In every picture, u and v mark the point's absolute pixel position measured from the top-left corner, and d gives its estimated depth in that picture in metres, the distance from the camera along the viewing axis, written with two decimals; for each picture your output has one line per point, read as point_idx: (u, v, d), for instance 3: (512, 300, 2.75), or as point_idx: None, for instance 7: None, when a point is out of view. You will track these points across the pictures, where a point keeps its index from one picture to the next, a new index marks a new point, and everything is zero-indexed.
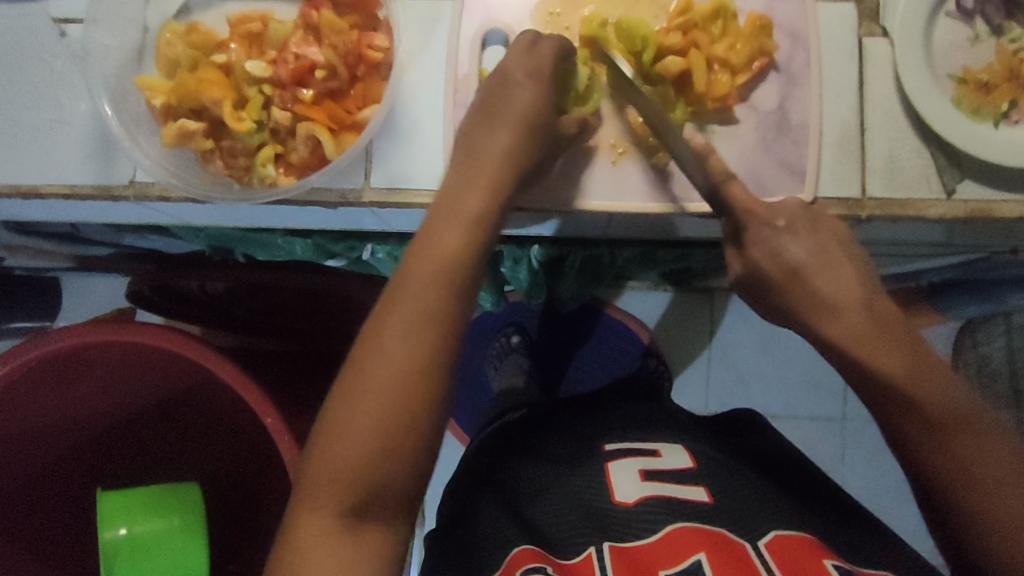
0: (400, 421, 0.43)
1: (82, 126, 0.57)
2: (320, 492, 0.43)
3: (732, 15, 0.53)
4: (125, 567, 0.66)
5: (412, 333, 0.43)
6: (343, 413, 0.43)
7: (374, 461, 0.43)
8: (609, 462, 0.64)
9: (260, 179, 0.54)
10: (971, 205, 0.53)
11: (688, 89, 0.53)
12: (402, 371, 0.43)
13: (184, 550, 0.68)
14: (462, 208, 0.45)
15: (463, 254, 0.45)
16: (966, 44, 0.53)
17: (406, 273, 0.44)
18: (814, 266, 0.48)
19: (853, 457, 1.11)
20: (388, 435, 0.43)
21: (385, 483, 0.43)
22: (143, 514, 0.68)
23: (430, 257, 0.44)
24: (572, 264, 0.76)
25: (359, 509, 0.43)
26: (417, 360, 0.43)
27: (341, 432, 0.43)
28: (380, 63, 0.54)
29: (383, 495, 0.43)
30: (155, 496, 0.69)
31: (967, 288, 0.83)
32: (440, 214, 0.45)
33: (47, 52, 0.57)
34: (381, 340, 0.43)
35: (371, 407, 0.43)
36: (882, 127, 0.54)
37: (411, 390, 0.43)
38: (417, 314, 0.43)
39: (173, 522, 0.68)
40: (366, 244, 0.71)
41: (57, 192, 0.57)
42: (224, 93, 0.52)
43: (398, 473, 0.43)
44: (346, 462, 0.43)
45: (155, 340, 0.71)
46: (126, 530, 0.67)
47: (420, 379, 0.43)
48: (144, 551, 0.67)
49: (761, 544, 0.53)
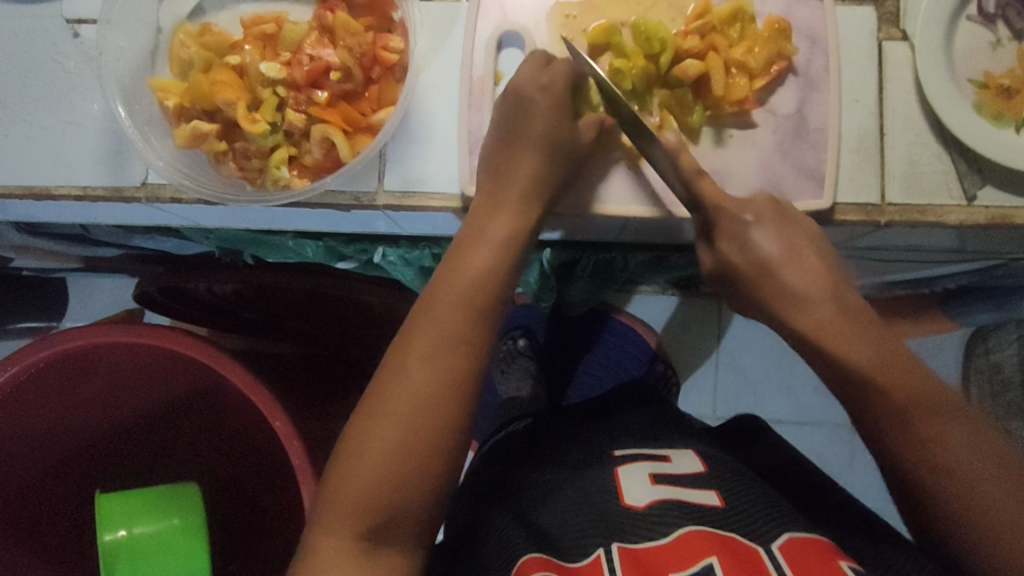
0: (416, 444, 0.43)
1: (94, 126, 0.57)
2: (336, 513, 0.43)
3: (750, 18, 0.52)
4: (123, 569, 0.66)
5: (432, 357, 0.44)
6: (362, 435, 0.44)
7: (378, 484, 0.43)
8: (619, 467, 0.64)
9: (273, 181, 0.53)
10: (992, 211, 0.52)
11: (705, 93, 0.52)
12: (418, 395, 0.44)
13: (184, 550, 0.67)
14: (475, 239, 0.48)
15: (481, 281, 0.47)
16: (988, 49, 0.53)
17: (440, 299, 0.46)
18: (824, 276, 0.48)
19: (863, 464, 1.10)
20: (404, 458, 0.43)
21: (397, 508, 0.43)
22: (142, 515, 0.67)
23: (454, 288, 0.46)
24: (584, 269, 0.75)
25: (373, 532, 0.43)
26: (432, 380, 0.44)
27: (356, 453, 0.43)
28: (394, 65, 0.53)
29: (398, 518, 0.43)
30: (155, 497, 0.69)
31: (981, 295, 0.82)
32: (479, 242, 0.48)
33: (59, 53, 0.57)
34: (406, 366, 0.44)
35: (387, 430, 0.43)
36: (902, 131, 0.53)
37: (427, 410, 0.44)
38: (436, 339, 0.45)
39: (173, 523, 0.68)
40: (377, 247, 0.70)
41: (68, 193, 0.56)
42: (237, 95, 0.52)
43: (413, 490, 0.43)
44: (363, 480, 0.43)
45: (164, 343, 0.71)
46: (126, 531, 0.67)
47: (434, 394, 0.44)
48: (145, 552, 0.66)
49: (774, 545, 0.52)
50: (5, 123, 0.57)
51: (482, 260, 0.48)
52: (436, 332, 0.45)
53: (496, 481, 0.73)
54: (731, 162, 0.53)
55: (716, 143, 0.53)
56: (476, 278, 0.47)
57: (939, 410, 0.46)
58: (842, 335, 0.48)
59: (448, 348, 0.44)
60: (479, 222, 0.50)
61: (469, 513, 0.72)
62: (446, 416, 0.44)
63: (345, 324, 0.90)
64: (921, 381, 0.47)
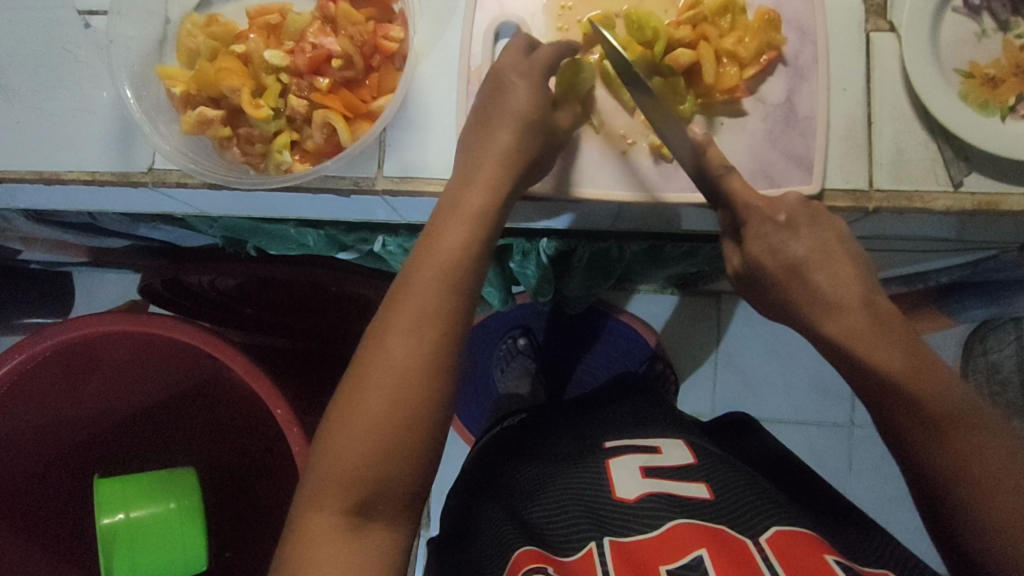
0: (401, 422, 0.44)
1: (104, 113, 0.58)
2: (323, 490, 0.44)
3: (740, 9, 0.54)
4: (121, 551, 0.67)
5: (412, 332, 0.45)
6: (347, 411, 0.45)
7: (368, 463, 0.44)
8: (609, 459, 0.64)
9: (276, 166, 0.55)
10: (978, 197, 0.53)
11: (696, 82, 0.54)
12: (402, 376, 0.44)
13: (182, 533, 0.69)
14: (456, 212, 0.48)
15: (466, 257, 0.46)
16: (973, 39, 0.54)
17: (417, 274, 0.46)
18: (810, 260, 0.48)
19: (860, 464, 1.11)
20: (391, 435, 0.44)
21: (386, 485, 0.44)
22: (141, 498, 0.68)
23: (426, 267, 0.46)
24: (580, 258, 0.76)
25: (360, 508, 0.44)
26: (415, 356, 0.44)
27: (342, 430, 0.44)
28: (394, 54, 0.55)
29: (385, 496, 0.44)
30: (154, 482, 0.70)
31: (975, 291, 0.82)
32: (454, 215, 0.47)
33: (71, 42, 0.59)
34: (385, 340, 0.45)
35: (375, 408, 0.44)
36: (890, 120, 0.55)
37: (407, 386, 0.44)
38: (422, 315, 0.45)
39: (170, 508, 0.69)
40: (377, 236, 0.72)
41: (77, 177, 0.58)
42: (242, 82, 0.54)
43: (398, 469, 0.44)
44: (351, 460, 0.44)
45: (169, 331, 0.72)
46: (124, 514, 0.67)
47: (419, 373, 0.44)
48: (143, 535, 0.68)
49: (761, 538, 0.52)
50: (17, 111, 0.59)
51: (466, 239, 0.47)
52: (423, 308, 0.45)
53: (490, 474, 0.74)
54: (722, 149, 0.54)
55: (708, 130, 0.55)
56: (459, 250, 0.46)
57: (934, 402, 0.46)
58: (837, 320, 0.49)
59: (442, 323, 0.45)
60: (453, 192, 0.49)
61: (465, 504, 0.73)
62: (438, 390, 0.45)
63: (344, 318, 0.91)
64: (909, 369, 0.47)
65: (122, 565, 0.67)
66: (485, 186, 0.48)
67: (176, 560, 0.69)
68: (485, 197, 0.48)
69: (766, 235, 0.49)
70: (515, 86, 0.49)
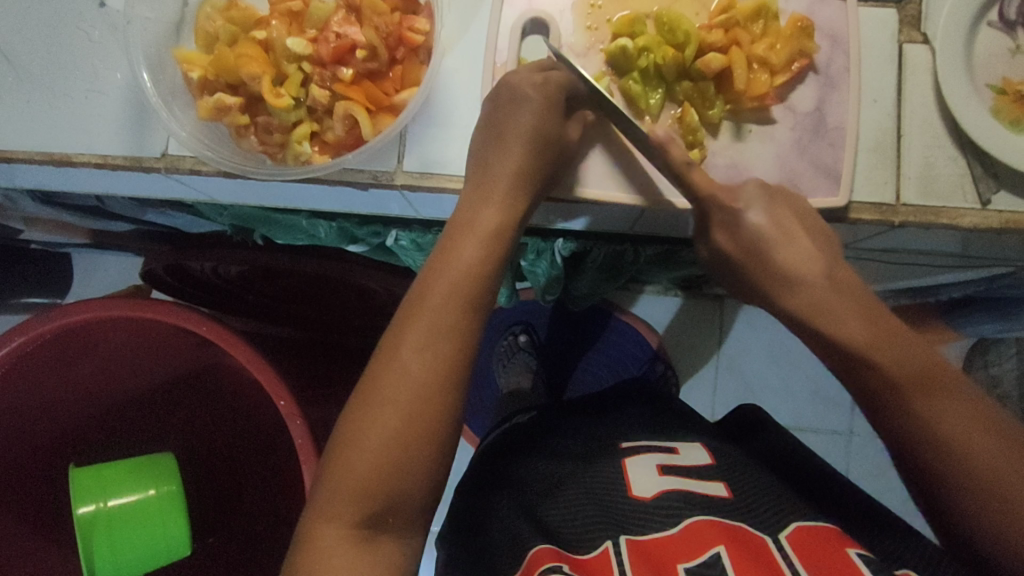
0: (421, 418, 0.44)
1: (116, 95, 0.57)
2: (334, 500, 0.43)
3: (773, 15, 0.53)
4: (102, 541, 0.65)
5: (433, 341, 0.44)
6: (370, 407, 0.44)
7: (388, 465, 0.43)
8: (626, 458, 0.63)
9: (295, 157, 0.54)
10: (1005, 215, 0.53)
11: (726, 86, 0.53)
12: (422, 389, 0.44)
13: (164, 523, 0.67)
14: (470, 227, 0.48)
15: (476, 272, 0.46)
16: (1007, 55, 0.53)
17: (434, 287, 0.46)
18: (826, 274, 0.49)
19: (858, 472, 1.11)
20: (413, 426, 0.44)
21: (402, 489, 0.44)
22: (119, 486, 0.66)
23: (445, 278, 0.46)
24: (594, 261, 0.76)
25: (374, 518, 0.43)
26: (435, 360, 0.44)
27: (357, 438, 0.43)
28: (418, 47, 0.54)
29: (397, 506, 0.44)
30: (132, 468, 0.68)
31: (984, 305, 0.82)
32: (471, 232, 0.47)
33: (85, 21, 0.58)
34: (398, 352, 0.44)
35: (398, 403, 0.44)
36: (919, 135, 0.54)
37: (436, 382, 0.44)
38: (439, 322, 0.45)
39: (150, 496, 0.67)
40: (390, 230, 0.71)
41: (89, 160, 0.56)
42: (262, 69, 0.52)
43: (416, 470, 0.44)
44: (370, 454, 0.43)
45: (171, 318, 0.71)
46: (100, 504, 0.65)
47: (442, 377, 0.44)
48: (122, 526, 0.65)
49: (782, 536, 0.51)
50: (26, 89, 0.57)
51: (476, 248, 0.47)
52: (446, 317, 0.45)
53: (495, 473, 0.73)
54: (749, 156, 0.54)
55: (735, 137, 0.54)
56: (477, 264, 0.46)
57: None
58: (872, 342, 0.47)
59: (462, 326, 0.45)
60: (472, 205, 0.48)
61: (469, 505, 0.72)
62: (457, 385, 0.45)
63: (350, 309, 0.91)
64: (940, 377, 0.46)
65: (103, 555, 0.65)
66: (506, 190, 0.48)
67: (158, 546, 0.67)
68: (505, 207, 0.48)
69: (773, 241, 0.49)
70: (555, 95, 0.49)
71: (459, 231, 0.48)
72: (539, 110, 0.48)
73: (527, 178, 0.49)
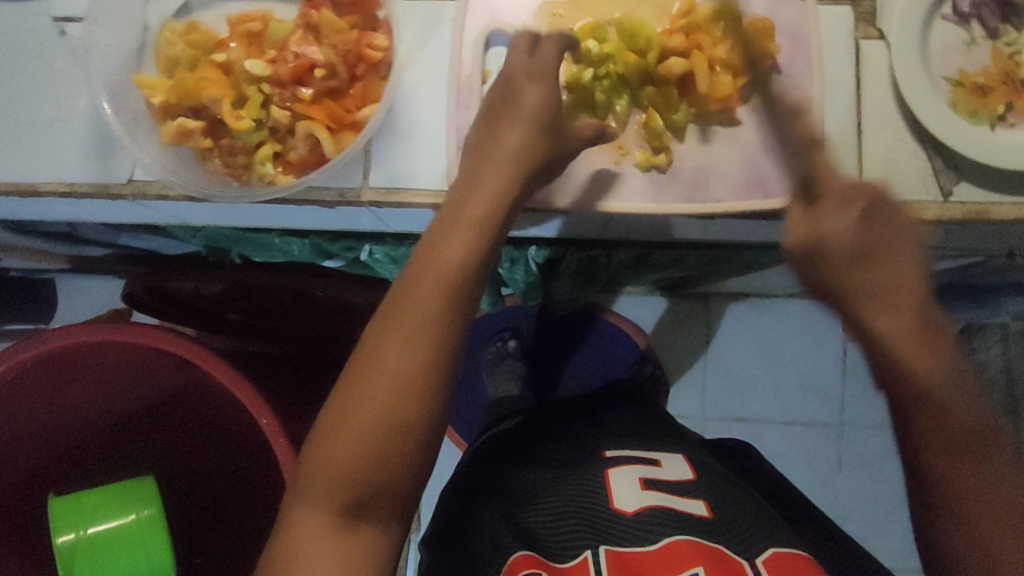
0: (403, 409, 0.43)
1: (80, 123, 0.57)
2: (316, 489, 0.43)
3: (736, 19, 0.52)
4: (84, 568, 0.65)
5: (417, 333, 0.43)
6: (352, 396, 0.43)
7: (368, 457, 0.43)
8: (609, 469, 0.63)
9: (259, 177, 0.54)
10: (967, 206, 0.53)
11: (689, 90, 0.53)
12: (403, 381, 0.43)
13: (145, 546, 0.67)
14: (461, 215, 0.46)
15: (467, 264, 0.44)
16: (963, 47, 0.54)
17: (420, 277, 0.44)
18: None
19: (850, 464, 1.11)
20: (394, 418, 0.43)
21: (381, 482, 0.43)
22: (99, 512, 0.66)
23: (434, 268, 0.44)
24: (568, 266, 0.76)
25: (353, 509, 0.43)
26: (417, 352, 0.43)
27: (337, 426, 0.43)
28: (379, 63, 0.53)
29: (379, 498, 0.43)
30: (112, 493, 0.67)
31: (963, 292, 0.82)
32: (458, 221, 0.45)
33: (47, 50, 0.58)
34: (381, 341, 0.43)
35: (379, 394, 0.43)
36: (880, 130, 0.54)
37: (420, 373, 0.43)
38: (424, 314, 0.43)
39: (131, 520, 0.67)
40: (363, 245, 0.71)
41: (56, 189, 0.57)
42: (224, 92, 0.53)
43: (397, 462, 0.43)
44: (349, 444, 0.43)
45: (150, 341, 0.70)
46: (81, 531, 0.65)
47: (424, 370, 0.43)
48: (103, 552, 0.65)
49: (758, 560, 0.52)
50: None
51: (463, 239, 0.45)
52: (432, 308, 0.43)
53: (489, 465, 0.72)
54: (716, 158, 0.54)
55: (701, 140, 0.54)
56: (466, 256, 0.44)
57: None
58: None
59: (450, 318, 0.44)
60: (462, 193, 0.46)
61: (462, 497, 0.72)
62: (442, 380, 0.44)
63: (333, 324, 0.91)
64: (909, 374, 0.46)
65: None
66: (499, 175, 0.46)
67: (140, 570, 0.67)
68: (499, 202, 0.46)
69: None
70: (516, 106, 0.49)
71: (450, 219, 0.46)
72: (498, 121, 0.48)
73: (519, 165, 0.47)
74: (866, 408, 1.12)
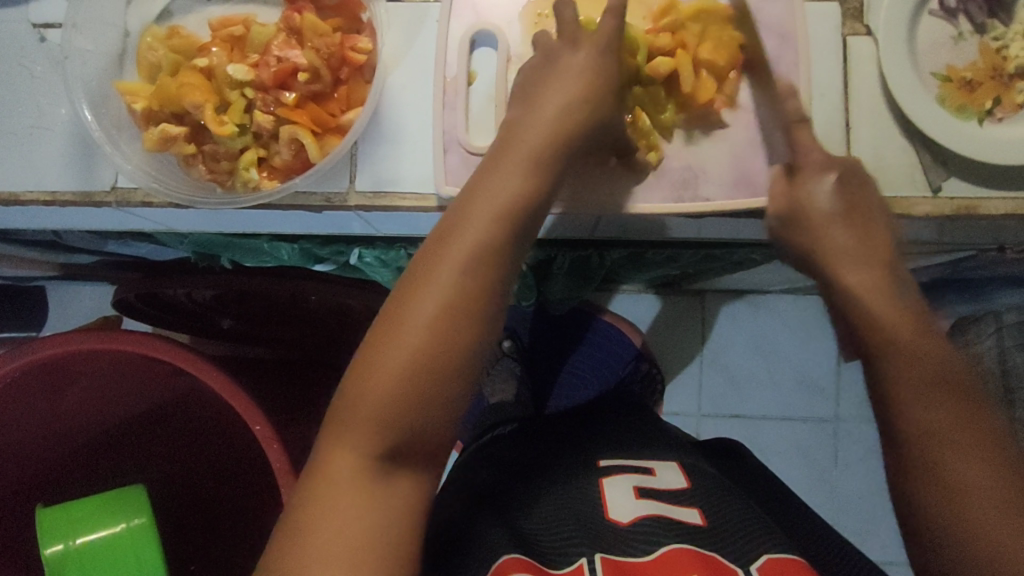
0: (451, 340, 0.43)
1: (61, 130, 0.56)
2: (355, 423, 0.43)
3: (721, 15, 0.53)
4: None
5: (471, 264, 0.43)
6: (400, 323, 0.43)
7: (412, 388, 0.42)
8: (603, 478, 0.63)
9: (243, 183, 0.54)
10: (957, 201, 0.53)
11: (675, 90, 0.53)
12: (451, 313, 0.43)
13: (137, 554, 0.66)
14: (517, 144, 0.46)
15: (515, 204, 0.45)
16: (950, 42, 0.53)
17: (474, 207, 0.45)
18: None
19: (846, 458, 1.11)
20: (439, 352, 0.43)
21: (421, 419, 0.43)
22: (89, 522, 0.66)
23: (491, 197, 0.45)
24: (562, 266, 0.75)
25: (393, 450, 0.43)
26: (468, 283, 0.43)
27: (383, 356, 0.43)
28: (363, 66, 0.54)
29: (418, 436, 0.43)
30: (102, 502, 0.67)
31: (955, 285, 0.82)
32: (514, 153, 0.46)
33: (26, 57, 0.57)
34: (433, 268, 0.43)
35: (428, 325, 0.43)
36: (869, 126, 0.54)
37: (468, 303, 0.43)
38: (478, 246, 0.44)
39: (122, 529, 0.66)
40: (353, 249, 0.71)
41: (37, 198, 0.56)
42: (205, 97, 0.52)
43: (442, 395, 0.43)
44: (393, 376, 0.42)
45: (140, 348, 0.70)
46: (71, 541, 0.65)
47: (474, 302, 0.43)
48: (94, 561, 0.65)
49: (753, 569, 0.52)
50: None
51: (518, 170, 0.45)
52: (488, 239, 0.44)
53: None
54: (704, 156, 0.54)
55: (689, 139, 0.54)
56: (524, 189, 0.45)
57: None
58: None
59: (496, 255, 0.44)
60: (512, 130, 0.47)
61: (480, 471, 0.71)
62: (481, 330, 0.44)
63: (327, 328, 0.90)
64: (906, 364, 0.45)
65: None
66: (542, 121, 0.47)
67: None
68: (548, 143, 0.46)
69: None
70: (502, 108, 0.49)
71: (504, 147, 0.47)
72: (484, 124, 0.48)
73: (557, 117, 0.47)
74: (861, 403, 1.12)
